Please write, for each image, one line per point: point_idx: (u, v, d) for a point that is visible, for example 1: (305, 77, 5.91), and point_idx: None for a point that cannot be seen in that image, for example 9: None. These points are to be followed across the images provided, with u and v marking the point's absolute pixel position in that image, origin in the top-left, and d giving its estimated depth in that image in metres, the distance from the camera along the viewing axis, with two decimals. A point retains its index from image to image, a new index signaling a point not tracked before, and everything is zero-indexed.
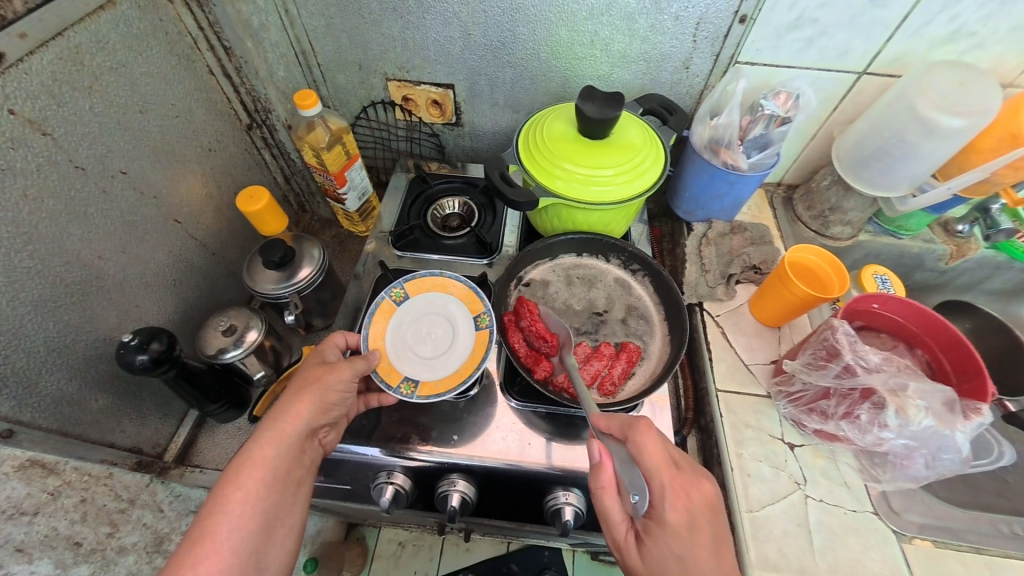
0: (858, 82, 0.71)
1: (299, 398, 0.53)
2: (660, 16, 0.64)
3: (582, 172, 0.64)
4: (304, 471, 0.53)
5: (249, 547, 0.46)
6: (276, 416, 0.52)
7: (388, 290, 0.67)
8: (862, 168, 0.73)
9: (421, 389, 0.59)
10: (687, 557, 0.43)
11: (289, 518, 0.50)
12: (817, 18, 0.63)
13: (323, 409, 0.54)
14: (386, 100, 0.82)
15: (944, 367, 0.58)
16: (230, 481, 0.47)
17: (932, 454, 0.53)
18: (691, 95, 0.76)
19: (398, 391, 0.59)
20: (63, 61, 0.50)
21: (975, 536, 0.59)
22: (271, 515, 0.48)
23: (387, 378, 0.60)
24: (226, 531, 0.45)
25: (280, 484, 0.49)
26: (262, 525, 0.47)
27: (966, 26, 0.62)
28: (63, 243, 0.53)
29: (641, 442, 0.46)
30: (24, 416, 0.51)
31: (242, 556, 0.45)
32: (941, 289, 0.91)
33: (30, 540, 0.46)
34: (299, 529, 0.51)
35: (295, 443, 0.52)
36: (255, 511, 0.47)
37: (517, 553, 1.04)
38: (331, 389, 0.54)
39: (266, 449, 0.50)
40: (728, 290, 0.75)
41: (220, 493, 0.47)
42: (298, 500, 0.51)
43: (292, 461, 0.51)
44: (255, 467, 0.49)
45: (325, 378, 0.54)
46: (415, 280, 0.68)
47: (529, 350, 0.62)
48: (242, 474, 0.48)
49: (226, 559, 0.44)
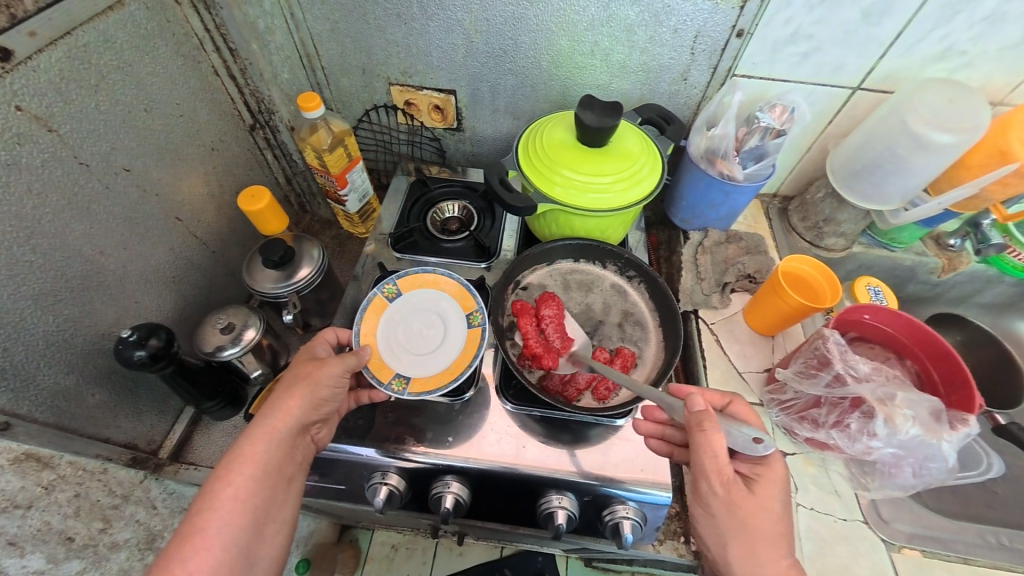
0: (852, 98, 0.72)
1: (289, 394, 0.53)
2: (658, 28, 0.66)
3: (580, 178, 0.65)
4: (296, 466, 0.53)
5: (240, 543, 0.46)
6: (267, 412, 0.52)
7: (381, 286, 0.67)
8: (855, 181, 0.74)
9: (412, 386, 0.60)
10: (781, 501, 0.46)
11: (281, 514, 0.50)
12: (811, 34, 0.65)
13: (314, 405, 0.54)
14: (389, 104, 0.83)
15: (933, 378, 0.59)
16: (220, 477, 0.48)
17: (920, 462, 0.53)
18: (689, 106, 0.77)
19: (389, 387, 0.59)
20: (71, 60, 0.51)
21: (963, 547, 0.60)
22: (262, 511, 0.48)
23: (378, 373, 0.60)
24: (216, 528, 0.45)
25: (270, 479, 0.49)
26: (253, 521, 0.47)
27: (957, 45, 0.63)
28: (65, 238, 0.53)
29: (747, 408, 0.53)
30: (21, 408, 0.51)
31: (232, 553, 0.45)
32: (933, 302, 0.92)
33: (22, 534, 0.46)
34: (290, 525, 0.51)
35: (286, 439, 0.52)
36: (245, 508, 0.47)
37: (511, 558, 1.04)
38: (322, 384, 0.54)
39: (257, 444, 0.50)
40: (722, 298, 0.77)
41: (211, 489, 0.47)
42: (290, 496, 0.51)
43: (284, 456, 0.51)
44: (246, 462, 0.49)
45: (315, 374, 0.54)
46: (407, 276, 0.69)
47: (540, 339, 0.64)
48: (232, 469, 0.48)
49: (217, 555, 0.44)
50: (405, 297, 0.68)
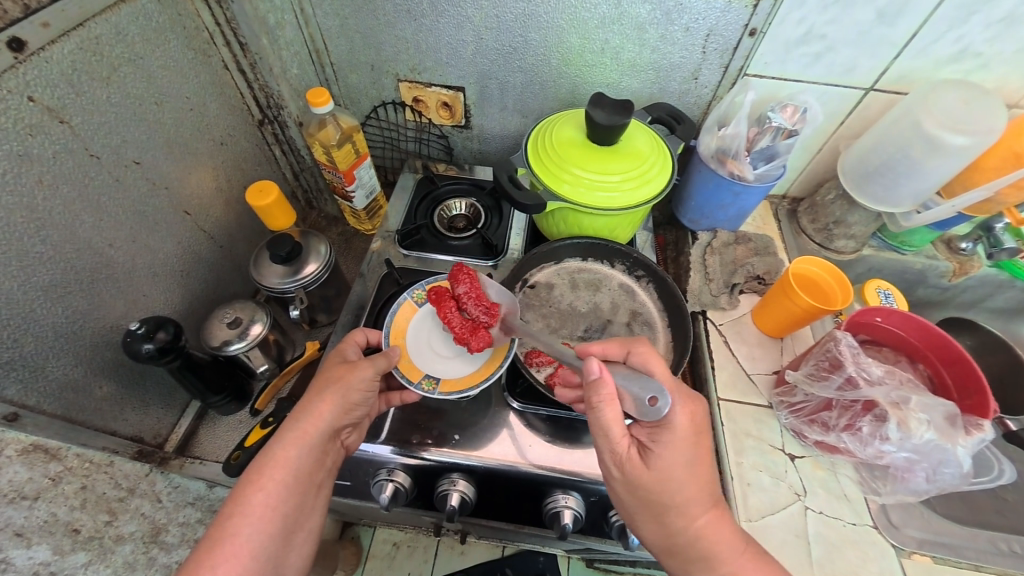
0: (865, 98, 0.71)
1: (321, 399, 0.52)
2: (670, 26, 0.65)
3: (589, 176, 0.65)
4: (326, 472, 0.52)
5: (268, 550, 0.46)
6: (299, 416, 0.51)
7: (411, 291, 0.67)
8: (866, 183, 0.74)
9: (442, 386, 0.59)
10: (691, 458, 0.46)
11: (308, 522, 0.50)
12: (825, 34, 0.64)
13: (345, 410, 0.53)
14: (397, 101, 0.83)
15: (946, 383, 0.58)
16: (252, 482, 0.47)
17: (933, 468, 0.53)
18: (698, 105, 0.76)
19: (420, 386, 0.59)
20: (83, 52, 0.51)
21: (973, 553, 0.59)
22: (291, 518, 0.48)
23: (407, 373, 0.60)
24: (246, 534, 0.45)
25: (301, 486, 0.49)
26: (281, 529, 0.47)
27: (973, 46, 0.63)
28: (74, 230, 0.53)
29: (648, 354, 0.51)
30: (30, 400, 0.51)
31: (261, 561, 0.45)
32: (943, 306, 0.92)
33: (29, 525, 0.47)
34: (316, 532, 0.51)
35: (317, 445, 0.51)
36: (275, 515, 0.46)
37: (513, 557, 1.04)
38: (353, 388, 0.53)
39: (288, 449, 0.49)
40: (731, 299, 0.76)
41: (242, 494, 0.46)
42: (318, 502, 0.51)
43: (315, 462, 0.50)
44: (277, 467, 0.48)
45: (347, 378, 0.53)
46: (437, 282, 0.69)
47: (465, 321, 0.60)
48: (264, 474, 0.47)
49: (247, 562, 0.44)
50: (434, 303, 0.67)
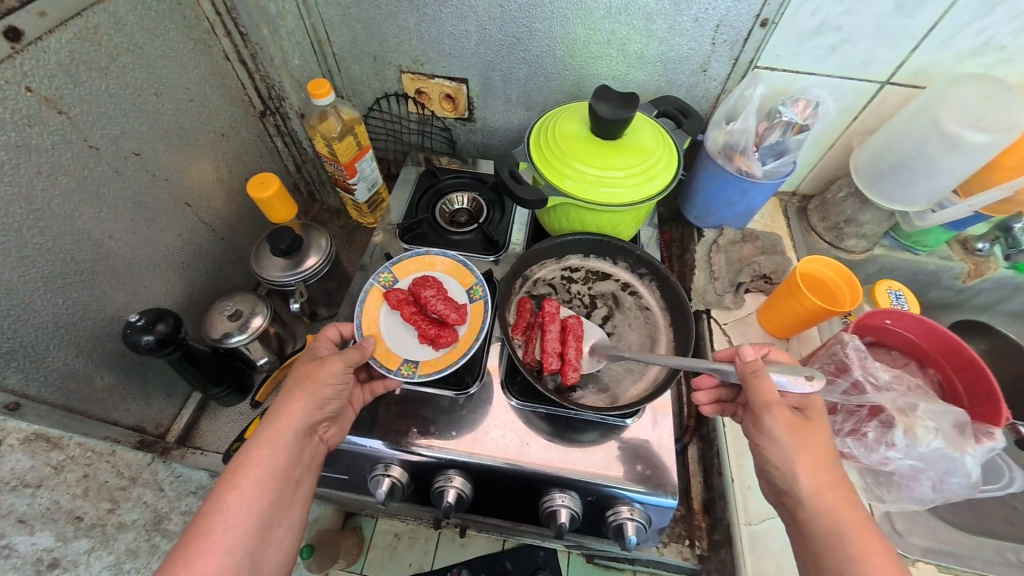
0: (881, 92, 0.69)
1: (290, 398, 0.52)
2: (678, 17, 0.63)
3: (592, 172, 0.63)
4: (304, 469, 0.52)
5: (244, 547, 0.45)
6: (272, 417, 0.51)
7: (377, 277, 0.67)
8: (880, 181, 0.72)
9: (421, 369, 0.60)
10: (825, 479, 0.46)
11: (287, 518, 0.49)
12: (840, 25, 0.62)
13: (317, 406, 0.53)
14: (400, 92, 0.82)
15: (956, 389, 0.56)
16: (226, 481, 0.47)
17: (939, 477, 0.51)
18: (707, 98, 0.74)
19: (399, 373, 0.59)
20: (80, 42, 0.51)
21: (981, 563, 0.58)
22: (268, 516, 0.47)
23: (385, 362, 0.60)
24: (221, 531, 0.45)
25: (277, 484, 0.49)
26: (257, 526, 0.46)
27: (996, 39, 0.60)
28: (73, 220, 0.54)
29: (774, 369, 0.50)
30: (31, 389, 0.52)
31: (237, 557, 0.44)
32: (957, 308, 0.89)
33: (32, 512, 0.47)
34: (298, 528, 0.50)
35: (291, 443, 0.51)
36: (250, 512, 0.46)
37: (512, 552, 1.02)
38: (322, 384, 0.53)
39: (262, 449, 0.49)
40: (736, 298, 0.75)
41: (218, 493, 0.46)
42: (298, 499, 0.51)
43: (292, 460, 0.50)
44: (251, 466, 0.48)
45: (315, 374, 0.53)
46: (402, 263, 0.69)
47: (435, 321, 0.64)
48: (238, 474, 0.47)
49: (221, 559, 0.43)
50: (401, 284, 0.68)
